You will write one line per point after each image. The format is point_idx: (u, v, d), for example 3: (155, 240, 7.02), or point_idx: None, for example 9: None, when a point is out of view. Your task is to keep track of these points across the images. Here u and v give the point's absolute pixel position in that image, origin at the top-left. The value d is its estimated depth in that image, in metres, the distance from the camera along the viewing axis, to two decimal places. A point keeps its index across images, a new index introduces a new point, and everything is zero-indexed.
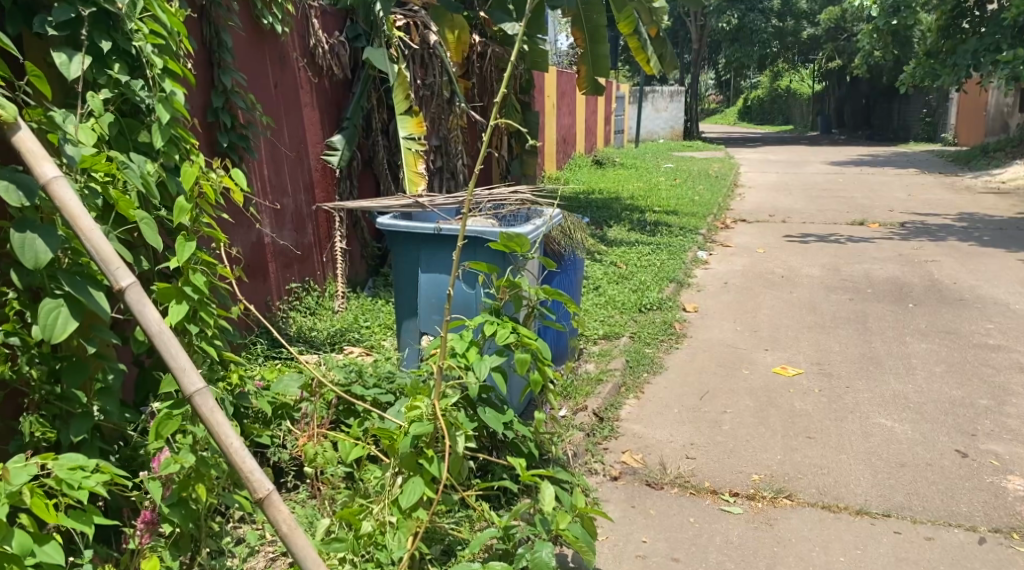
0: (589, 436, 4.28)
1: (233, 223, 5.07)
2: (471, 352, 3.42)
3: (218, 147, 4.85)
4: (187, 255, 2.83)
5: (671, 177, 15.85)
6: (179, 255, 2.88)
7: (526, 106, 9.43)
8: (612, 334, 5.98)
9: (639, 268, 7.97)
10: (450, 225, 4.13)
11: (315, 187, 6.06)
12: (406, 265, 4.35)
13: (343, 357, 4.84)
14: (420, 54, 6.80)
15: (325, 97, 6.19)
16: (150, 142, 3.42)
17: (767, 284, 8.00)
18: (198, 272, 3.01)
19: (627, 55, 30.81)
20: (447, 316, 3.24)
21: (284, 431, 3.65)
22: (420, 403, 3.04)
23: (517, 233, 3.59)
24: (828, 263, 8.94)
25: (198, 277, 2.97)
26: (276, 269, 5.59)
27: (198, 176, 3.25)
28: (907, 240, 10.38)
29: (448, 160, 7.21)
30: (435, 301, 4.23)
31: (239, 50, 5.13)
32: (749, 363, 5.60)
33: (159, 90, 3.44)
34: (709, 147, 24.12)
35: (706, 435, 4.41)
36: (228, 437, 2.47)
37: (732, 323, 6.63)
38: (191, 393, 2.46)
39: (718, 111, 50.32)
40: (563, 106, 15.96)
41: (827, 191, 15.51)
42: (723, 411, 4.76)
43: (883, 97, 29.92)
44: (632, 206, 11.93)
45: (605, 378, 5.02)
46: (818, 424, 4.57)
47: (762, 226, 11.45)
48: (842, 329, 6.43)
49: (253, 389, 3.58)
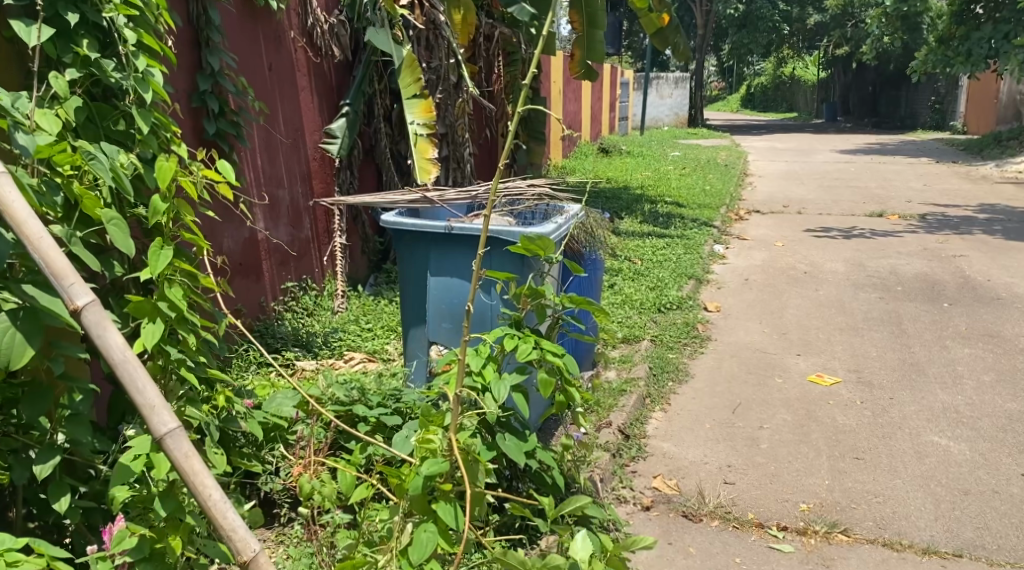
0: (616, 457, 3.88)
1: (223, 219, 4.65)
2: (489, 370, 3.04)
3: (205, 135, 4.41)
4: (162, 268, 2.40)
5: (680, 165, 15.38)
6: (152, 265, 2.46)
7: (534, 91, 8.96)
8: (632, 337, 5.56)
9: (655, 263, 7.54)
10: (463, 224, 3.70)
11: (313, 178, 5.62)
12: (413, 266, 3.92)
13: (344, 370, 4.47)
14: (425, 36, 6.38)
15: (324, 80, 5.74)
16: (125, 130, 2.98)
17: (789, 280, 7.57)
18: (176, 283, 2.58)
19: (630, 40, 30.26)
20: (465, 335, 2.84)
21: (277, 457, 3.24)
22: (433, 436, 2.62)
23: (541, 235, 3.20)
24: (851, 258, 8.51)
25: (174, 290, 2.54)
26: (270, 266, 5.16)
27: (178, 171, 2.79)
28: (930, 233, 9.93)
29: (455, 149, 6.78)
30: (444, 309, 3.83)
31: (228, 29, 4.69)
32: (781, 370, 5.18)
33: (135, 72, 2.99)
34: (715, 134, 23.64)
35: (744, 455, 4.01)
36: (204, 487, 2.05)
37: (758, 324, 6.21)
38: (161, 435, 2.04)
39: (721, 98, 49.74)
40: (568, 91, 15.46)
41: (840, 181, 15.06)
42: (760, 426, 4.35)
43: (890, 84, 29.36)
44: (641, 196, 11.46)
45: (629, 389, 4.59)
46: (865, 442, 4.17)
47: (778, 218, 11.01)
48: (876, 331, 6.01)
49: (243, 409, 3.18)
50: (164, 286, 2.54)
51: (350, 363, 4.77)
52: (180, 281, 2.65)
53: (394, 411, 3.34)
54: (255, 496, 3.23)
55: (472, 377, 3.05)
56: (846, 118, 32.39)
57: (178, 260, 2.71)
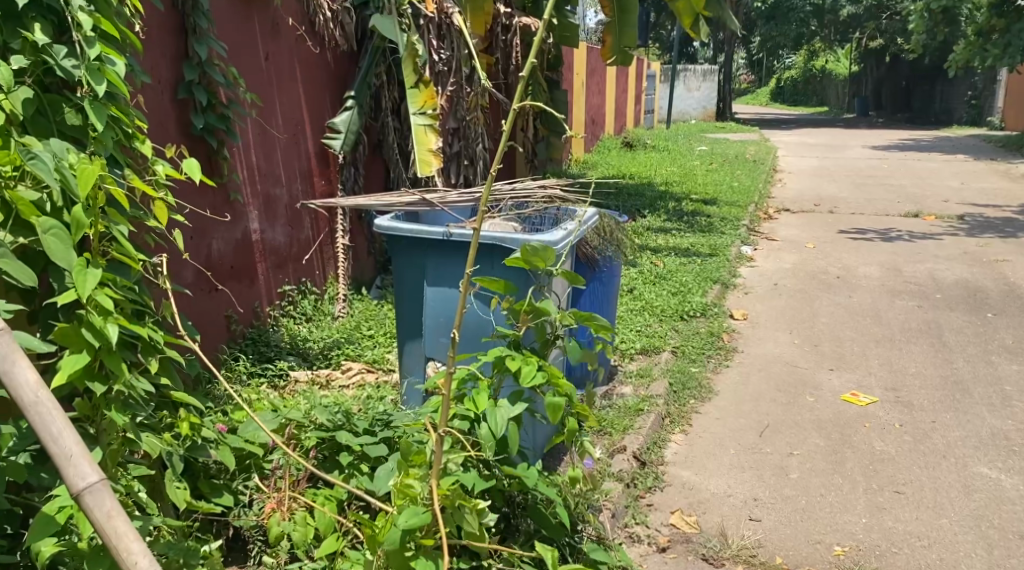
0: (629, 488, 3.54)
1: (212, 219, 4.34)
2: (481, 399, 2.72)
3: (192, 130, 4.08)
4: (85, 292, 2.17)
5: (706, 161, 14.92)
6: (77, 288, 2.22)
7: (554, 83, 8.57)
8: (651, 348, 5.20)
9: (678, 266, 7.15)
10: (463, 230, 3.37)
11: (314, 175, 5.30)
12: (410, 275, 3.58)
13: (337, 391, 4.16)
14: (436, 24, 6.00)
15: (327, 71, 5.42)
16: (80, 126, 2.66)
17: (821, 286, 7.16)
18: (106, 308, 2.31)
19: (657, 31, 29.70)
20: (452, 361, 2.51)
21: (251, 490, 2.92)
22: (414, 480, 2.35)
23: (547, 246, 2.86)
24: (886, 262, 8.07)
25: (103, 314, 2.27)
26: (266, 268, 4.84)
27: (103, 177, 2.41)
28: (969, 235, 9.43)
29: (467, 145, 6.47)
30: (442, 323, 3.49)
31: (217, 16, 4.37)
32: (813, 388, 4.79)
33: (93, 60, 2.67)
34: (743, 128, 23.09)
35: (771, 487, 3.64)
36: (130, 553, 1.74)
37: (787, 334, 5.82)
38: (79, 490, 1.74)
39: (749, 92, 48.96)
40: (591, 84, 15.04)
41: (873, 179, 14.52)
42: (790, 452, 3.98)
43: (925, 79, 28.55)
44: (666, 193, 11.05)
45: (647, 408, 4.24)
46: (906, 472, 3.77)
47: (809, 217, 10.55)
48: (915, 343, 5.59)
49: (214, 434, 2.87)
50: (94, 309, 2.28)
51: (347, 377, 4.47)
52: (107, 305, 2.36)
53: (382, 440, 3.00)
54: (225, 535, 2.89)
55: (463, 406, 2.75)
56: (878, 113, 31.59)
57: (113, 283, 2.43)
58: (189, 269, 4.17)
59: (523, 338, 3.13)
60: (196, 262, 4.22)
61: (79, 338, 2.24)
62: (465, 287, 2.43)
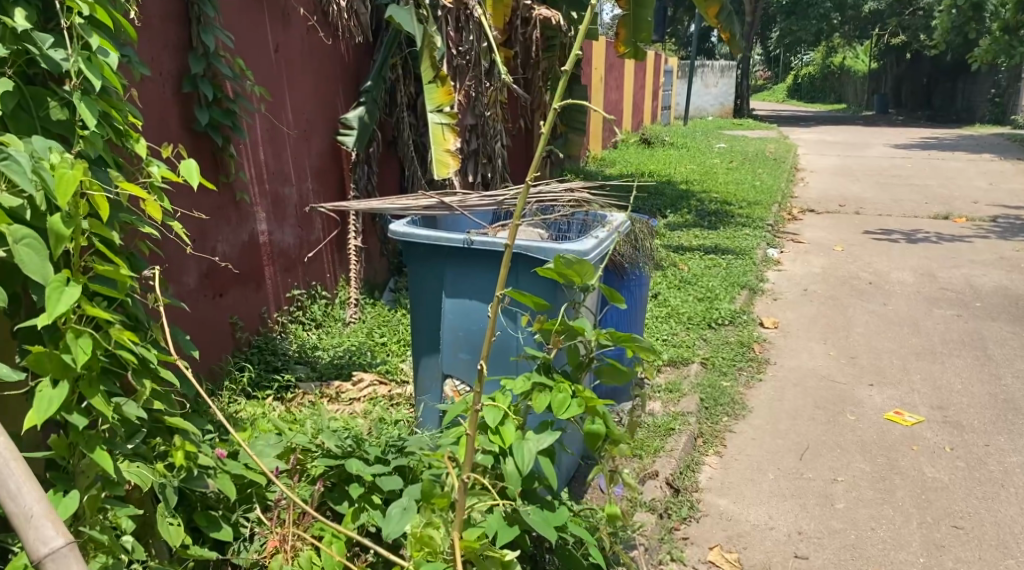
0: (662, 519, 3.29)
1: (217, 220, 4.08)
2: (508, 429, 2.46)
3: (197, 126, 3.80)
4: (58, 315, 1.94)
5: (726, 159, 14.59)
6: (48, 311, 1.97)
7: (575, 78, 8.27)
8: (680, 359, 4.93)
9: (704, 270, 6.86)
10: (486, 237, 3.09)
11: (326, 173, 5.05)
12: (427, 285, 3.30)
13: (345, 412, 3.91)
14: (455, 15, 5.71)
15: (341, 63, 5.14)
16: (67, 121, 2.38)
17: (853, 292, 6.84)
18: (86, 332, 2.07)
19: (675, 27, 29.30)
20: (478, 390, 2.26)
21: (251, 522, 2.66)
22: (434, 530, 2.22)
23: (584, 261, 2.64)
24: (919, 266, 7.74)
25: (83, 342, 2.03)
26: (273, 272, 4.57)
27: (84, 182, 2.15)
28: (1003, 239, 9.08)
29: (485, 142, 6.23)
30: (461, 337, 3.22)
31: (223, 4, 4.09)
32: (854, 406, 4.50)
33: (84, 49, 2.38)
34: (761, 125, 22.71)
35: (816, 518, 3.37)
36: None
37: (821, 345, 5.52)
38: (40, 557, 1.64)
39: (766, 89, 48.44)
40: (609, 80, 14.74)
41: (897, 178, 14.14)
42: (834, 478, 3.70)
43: (947, 76, 28.03)
44: (686, 192, 10.73)
45: (678, 428, 3.97)
46: (963, 504, 3.49)
47: (834, 218, 10.21)
48: (958, 357, 5.28)
49: (211, 461, 2.60)
50: (72, 335, 2.04)
51: (358, 391, 4.22)
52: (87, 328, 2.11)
53: (396, 469, 2.74)
54: None
55: (488, 437, 2.48)
56: (898, 110, 31.07)
57: (93, 302, 2.18)
58: (192, 273, 3.92)
59: (554, 360, 2.89)
60: (200, 266, 3.97)
61: (58, 365, 2.02)
62: (496, 305, 2.23)
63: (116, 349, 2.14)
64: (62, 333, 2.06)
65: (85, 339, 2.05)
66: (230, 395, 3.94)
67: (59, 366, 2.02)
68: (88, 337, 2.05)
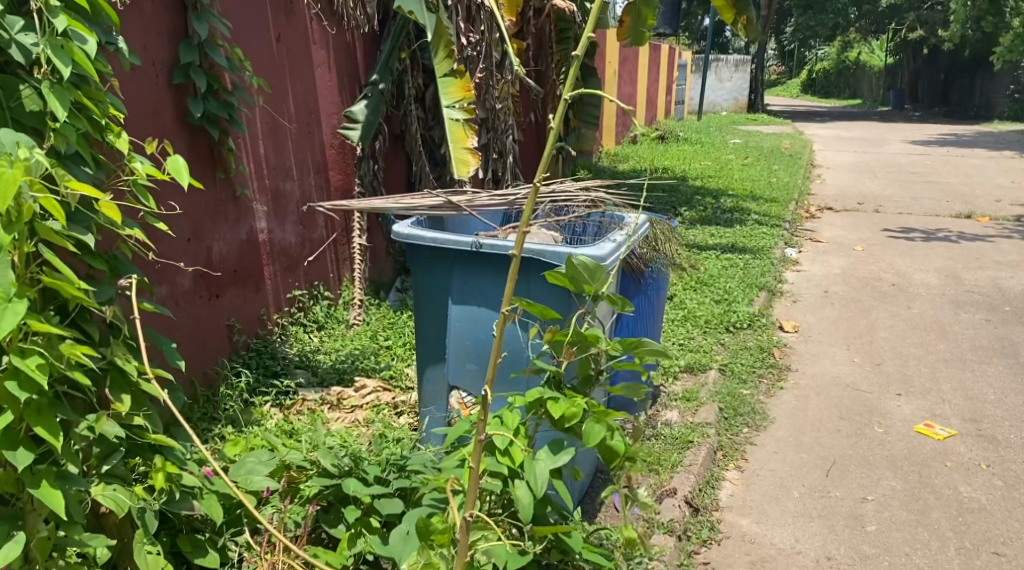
0: (682, 540, 3.11)
1: (214, 217, 3.86)
2: (517, 449, 2.26)
3: (191, 119, 3.60)
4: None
5: (741, 154, 14.32)
6: None
7: (588, 70, 8.04)
8: (697, 365, 4.71)
9: (721, 269, 6.63)
10: (495, 241, 2.89)
11: (329, 169, 4.85)
12: (433, 291, 3.09)
13: (347, 425, 3.72)
14: (466, 5, 5.48)
15: (346, 53, 4.93)
16: (41, 112, 2.15)
17: (876, 294, 6.61)
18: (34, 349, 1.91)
19: (689, 21, 28.97)
20: (482, 410, 2.07)
21: (240, 547, 2.47)
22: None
23: (600, 269, 2.46)
24: (943, 267, 7.50)
25: (32, 362, 1.87)
26: (273, 272, 4.38)
27: (38, 183, 1.94)
28: None
29: (496, 136, 6.02)
30: (467, 346, 3.02)
31: None
32: (881, 418, 4.29)
33: (56, 33, 2.17)
34: (776, 120, 22.39)
35: (847, 542, 3.18)
36: None
37: (844, 350, 5.29)
38: None
39: (780, 84, 47.99)
40: (623, 73, 14.50)
41: (916, 175, 13.85)
42: (864, 497, 3.51)
43: (964, 71, 27.59)
44: (701, 189, 10.48)
45: (697, 441, 3.77)
46: (1003, 528, 3.30)
47: (853, 217, 9.95)
48: (990, 364, 5.05)
49: (196, 478, 2.40)
50: (18, 355, 1.88)
51: (361, 398, 4.03)
52: (37, 347, 1.93)
53: (396, 490, 2.53)
54: None
55: (496, 459, 2.27)
56: (914, 106, 30.65)
57: (49, 318, 2.01)
58: (187, 273, 3.70)
59: (562, 374, 2.68)
60: (195, 265, 3.76)
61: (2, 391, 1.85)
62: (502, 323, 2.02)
63: (69, 372, 1.96)
64: (8, 353, 1.89)
65: (34, 359, 1.89)
66: (225, 401, 3.75)
67: (7, 390, 1.87)
68: (36, 357, 1.89)
